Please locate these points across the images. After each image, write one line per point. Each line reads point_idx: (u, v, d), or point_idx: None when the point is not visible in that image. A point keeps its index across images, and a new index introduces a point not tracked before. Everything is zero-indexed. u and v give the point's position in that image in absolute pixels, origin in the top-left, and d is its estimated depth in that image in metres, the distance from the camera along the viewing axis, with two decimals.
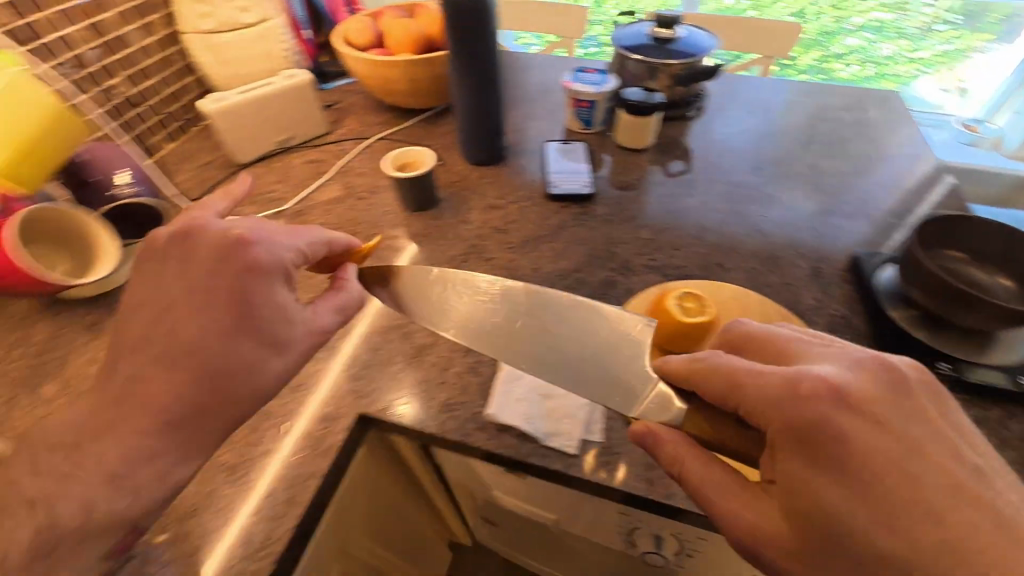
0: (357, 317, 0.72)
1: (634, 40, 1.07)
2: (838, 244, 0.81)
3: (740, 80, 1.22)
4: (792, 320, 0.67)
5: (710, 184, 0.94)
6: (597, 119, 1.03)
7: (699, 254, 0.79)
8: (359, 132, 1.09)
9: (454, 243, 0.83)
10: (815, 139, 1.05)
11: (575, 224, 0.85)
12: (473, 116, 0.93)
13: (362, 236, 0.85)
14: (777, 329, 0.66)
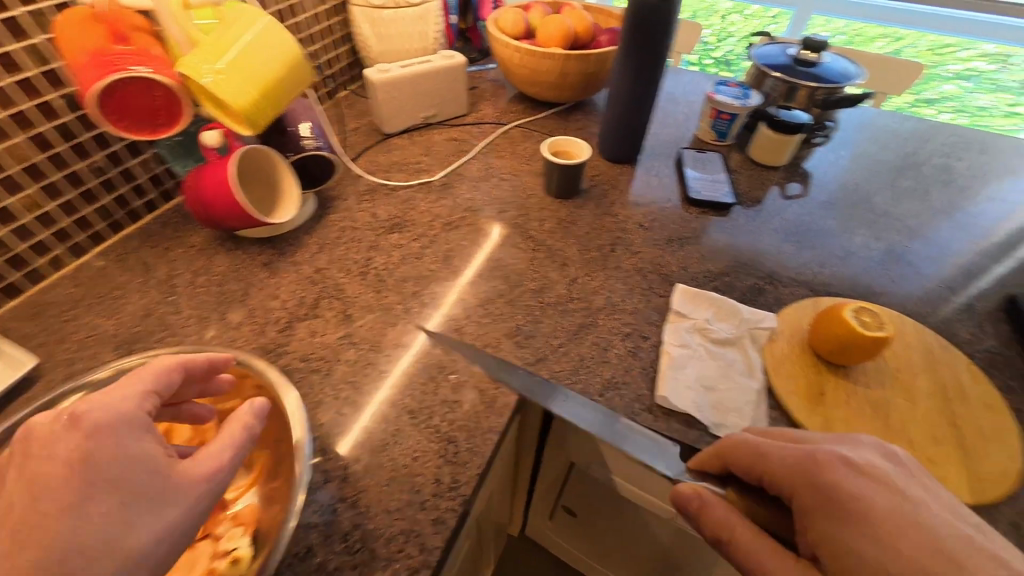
0: (516, 289, 0.75)
1: (775, 60, 1.09)
2: (987, 283, 0.81)
3: (867, 112, 1.23)
4: (953, 350, 0.67)
5: (848, 209, 0.94)
6: (732, 132, 1.05)
7: (845, 274, 0.80)
8: (494, 117, 1.13)
9: (599, 232, 0.86)
10: (950, 179, 1.04)
11: (717, 229, 0.87)
12: (622, 113, 0.95)
13: (509, 215, 0.88)
14: (939, 356, 0.66)
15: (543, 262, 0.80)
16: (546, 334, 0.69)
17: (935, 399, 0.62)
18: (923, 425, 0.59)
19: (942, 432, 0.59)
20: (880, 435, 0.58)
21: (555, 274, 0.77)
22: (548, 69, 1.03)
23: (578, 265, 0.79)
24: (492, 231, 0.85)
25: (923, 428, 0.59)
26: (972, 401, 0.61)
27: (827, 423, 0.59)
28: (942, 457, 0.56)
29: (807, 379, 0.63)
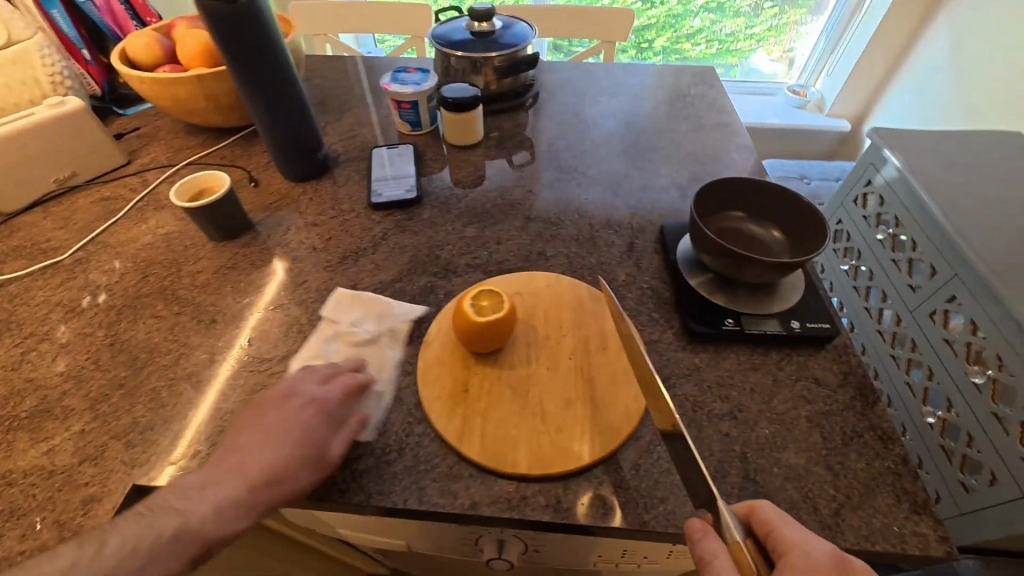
0: (142, 373, 0.63)
1: (453, 36, 1.04)
2: (652, 218, 0.85)
3: (575, 68, 1.29)
4: (600, 300, 0.68)
5: (537, 171, 0.96)
6: (424, 119, 1.01)
7: (521, 245, 0.79)
8: (165, 161, 0.98)
9: (266, 269, 0.77)
10: (639, 119, 1.12)
11: (398, 231, 0.82)
12: (276, 131, 0.85)
13: (157, 278, 0.75)
14: (586, 310, 0.67)
15: (188, 326, 0.69)
16: (168, 419, 0.58)
17: (576, 357, 0.62)
18: (559, 390, 0.59)
19: (576, 391, 0.59)
20: (515, 418, 0.56)
21: (197, 338, 0.67)
22: (194, 95, 0.89)
23: (229, 318, 0.69)
24: (129, 305, 0.72)
25: (558, 393, 0.58)
26: (606, 350, 0.62)
27: (464, 423, 0.56)
28: (571, 420, 0.56)
29: (452, 378, 0.60)
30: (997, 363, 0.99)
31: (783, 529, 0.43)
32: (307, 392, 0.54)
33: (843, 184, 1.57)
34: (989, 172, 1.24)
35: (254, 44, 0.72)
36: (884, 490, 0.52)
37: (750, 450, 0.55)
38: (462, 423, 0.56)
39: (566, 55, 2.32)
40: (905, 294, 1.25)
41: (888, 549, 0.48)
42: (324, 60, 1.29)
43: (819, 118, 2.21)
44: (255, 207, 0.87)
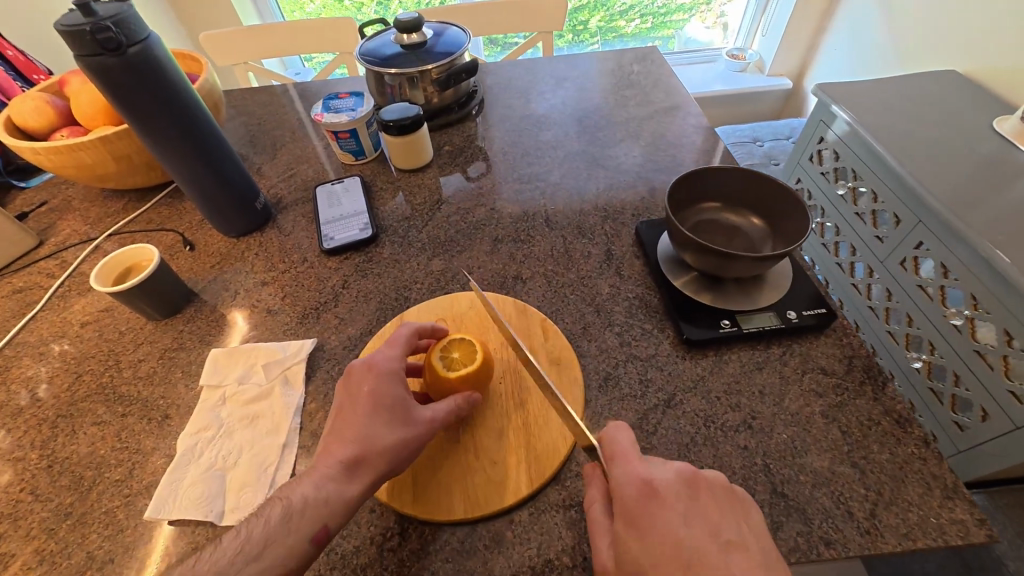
0: (88, 495, 0.55)
1: (383, 52, 0.97)
2: (625, 218, 0.81)
3: (517, 66, 1.24)
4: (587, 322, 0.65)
5: (498, 185, 0.91)
6: (366, 146, 0.94)
7: (495, 271, 0.74)
8: (83, 235, 0.87)
9: (218, 344, 0.69)
10: (590, 112, 1.08)
11: (359, 276, 0.75)
12: (202, 186, 0.76)
13: (92, 376, 0.66)
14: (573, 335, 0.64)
15: (137, 427, 0.60)
16: (128, 547, 0.50)
17: (507, 379, 0.59)
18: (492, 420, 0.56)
19: (509, 418, 0.56)
20: (447, 457, 0.53)
21: (149, 440, 0.59)
22: (101, 157, 0.79)
23: (183, 409, 0.61)
24: (63, 413, 0.62)
25: (492, 425, 0.55)
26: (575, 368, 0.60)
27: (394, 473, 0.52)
28: (505, 452, 0.53)
29: (444, 438, 0.55)
30: (971, 303, 0.96)
31: (618, 469, 0.43)
32: (393, 356, 0.52)
33: (797, 144, 1.55)
34: (932, 113, 1.22)
35: (155, 95, 0.64)
36: (913, 479, 0.49)
37: (772, 461, 0.52)
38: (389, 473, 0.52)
39: (503, 48, 2.25)
40: (872, 245, 1.24)
41: (930, 545, 0.46)
42: (247, 94, 1.19)
43: (761, 80, 2.23)
44: (197, 272, 0.79)
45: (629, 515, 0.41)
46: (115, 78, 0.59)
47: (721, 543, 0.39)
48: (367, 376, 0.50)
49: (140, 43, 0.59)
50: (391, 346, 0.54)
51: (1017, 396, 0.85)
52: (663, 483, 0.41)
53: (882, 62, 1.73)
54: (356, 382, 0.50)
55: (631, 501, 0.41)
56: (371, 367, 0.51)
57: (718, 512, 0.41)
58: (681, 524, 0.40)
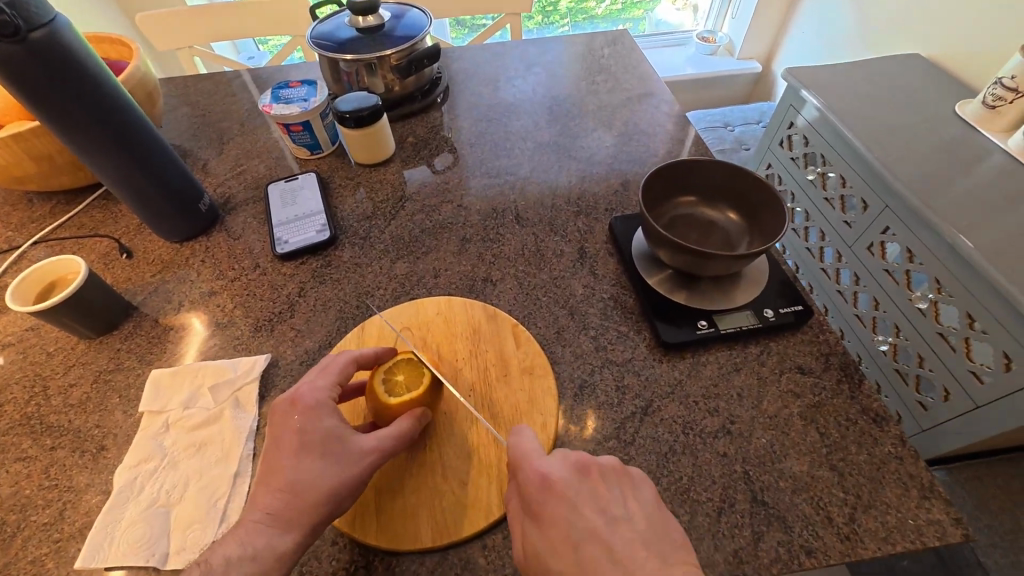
0: (11, 543, 0.49)
1: (336, 36, 0.89)
2: (599, 212, 0.78)
3: (481, 51, 1.18)
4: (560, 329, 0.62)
5: (466, 179, 0.86)
6: (322, 139, 0.88)
7: (463, 274, 0.70)
8: (3, 243, 0.79)
9: (159, 363, 0.63)
10: (559, 99, 1.04)
11: (317, 282, 0.70)
12: (134, 186, 0.68)
13: (15, 405, 0.59)
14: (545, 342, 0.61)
15: (68, 462, 0.54)
16: None
17: (476, 392, 0.56)
18: (467, 440, 0.52)
19: (481, 433, 0.53)
20: (413, 481, 0.50)
21: (83, 476, 0.53)
22: (15, 157, 0.70)
23: (121, 439, 0.56)
24: None
25: (462, 444, 0.52)
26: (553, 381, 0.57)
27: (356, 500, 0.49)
28: (474, 472, 0.50)
29: (411, 461, 0.51)
30: (935, 286, 0.96)
31: (518, 471, 0.43)
32: (321, 386, 0.48)
33: (766, 129, 1.53)
34: (897, 99, 1.22)
35: (69, 86, 0.56)
36: (891, 480, 0.49)
37: (752, 467, 0.50)
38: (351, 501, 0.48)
39: (470, 30, 2.16)
40: (842, 230, 1.23)
41: (909, 547, 0.45)
42: (190, 82, 1.10)
43: (731, 63, 2.22)
44: (135, 283, 0.72)
45: (530, 509, 0.42)
46: (17, 67, 0.52)
47: (607, 521, 0.41)
48: (292, 413, 0.47)
49: (45, 27, 0.52)
50: (321, 375, 0.49)
51: (978, 375, 0.86)
52: (557, 476, 0.42)
53: (851, 46, 1.73)
54: (282, 420, 0.47)
55: (531, 496, 0.42)
56: (295, 401, 0.47)
57: (608, 493, 0.42)
58: (570, 509, 0.41)
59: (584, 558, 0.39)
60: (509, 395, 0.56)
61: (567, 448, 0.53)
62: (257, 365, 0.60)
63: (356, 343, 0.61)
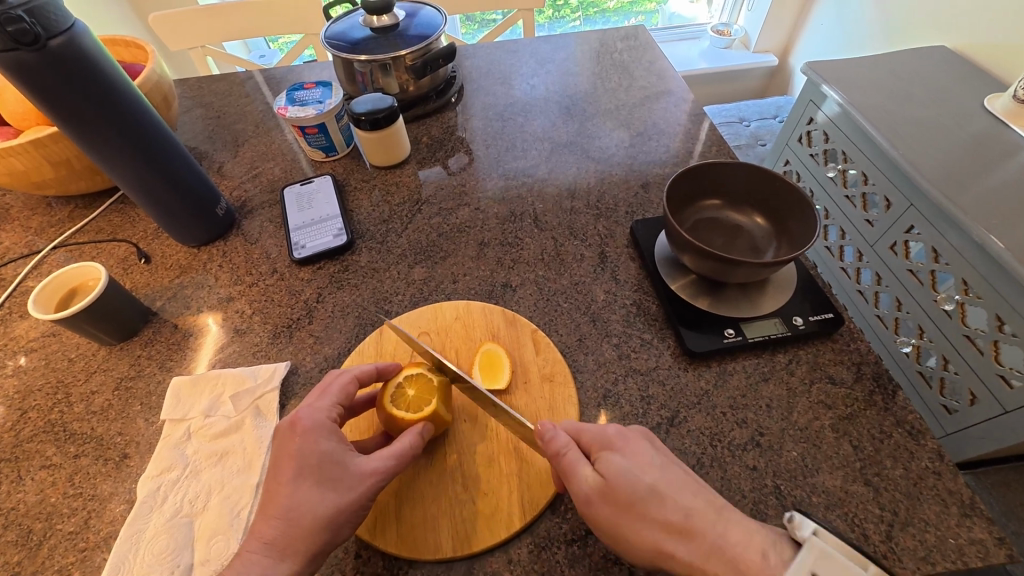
0: (37, 551, 0.49)
1: (351, 36, 0.88)
2: (619, 215, 0.77)
3: (495, 48, 1.16)
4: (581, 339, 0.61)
5: (481, 182, 0.85)
6: (337, 141, 0.87)
7: (481, 279, 0.69)
8: (26, 246, 0.79)
9: (179, 370, 0.63)
10: (575, 98, 1.02)
11: (334, 287, 0.70)
12: (153, 191, 0.68)
13: (38, 412, 0.60)
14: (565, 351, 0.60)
15: (91, 470, 0.54)
16: None
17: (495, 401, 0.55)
18: (486, 449, 0.52)
19: (500, 441, 0.52)
20: (433, 489, 0.49)
21: (106, 484, 0.53)
22: (34, 163, 0.71)
23: (143, 448, 0.56)
24: (6, 457, 0.56)
25: (482, 450, 0.52)
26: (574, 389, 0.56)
27: (376, 510, 0.48)
28: (495, 480, 0.49)
29: (432, 474, 0.50)
30: (961, 287, 0.93)
31: (586, 429, 0.46)
32: (320, 407, 0.47)
33: (785, 125, 1.49)
34: (923, 93, 1.18)
35: (89, 93, 0.56)
36: (929, 496, 0.47)
37: (783, 482, 0.49)
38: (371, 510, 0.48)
39: (480, 25, 2.13)
40: (863, 229, 1.20)
41: (950, 568, 0.43)
42: (204, 85, 1.10)
43: (746, 57, 2.17)
44: (153, 289, 0.72)
45: (608, 449, 0.44)
46: (33, 74, 0.51)
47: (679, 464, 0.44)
48: (291, 436, 0.45)
49: (63, 34, 0.51)
50: (320, 398, 0.48)
51: (1007, 379, 0.84)
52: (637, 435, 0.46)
53: (871, 37, 1.68)
54: (281, 447, 0.45)
55: (608, 438, 0.45)
56: (295, 425, 0.46)
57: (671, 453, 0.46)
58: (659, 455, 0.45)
59: (673, 483, 0.42)
60: (530, 404, 0.55)
61: None
62: (279, 372, 0.60)
63: (375, 349, 0.60)
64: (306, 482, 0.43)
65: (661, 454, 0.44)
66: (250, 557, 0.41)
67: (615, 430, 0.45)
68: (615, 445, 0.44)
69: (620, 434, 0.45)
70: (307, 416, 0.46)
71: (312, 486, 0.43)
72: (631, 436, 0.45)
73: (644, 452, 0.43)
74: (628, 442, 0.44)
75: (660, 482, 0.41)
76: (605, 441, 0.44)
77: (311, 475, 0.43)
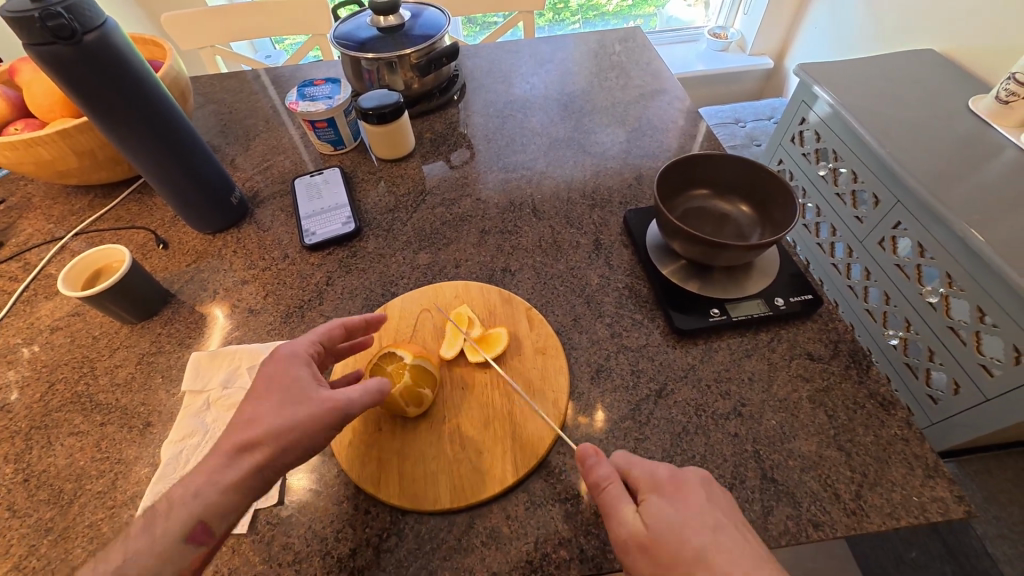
0: (69, 509, 0.53)
1: (358, 35, 0.92)
2: (613, 206, 0.81)
3: (497, 48, 1.20)
4: (574, 321, 0.65)
5: (482, 175, 0.89)
6: (345, 135, 0.91)
7: (483, 264, 0.73)
8: (47, 234, 0.83)
9: (196, 347, 0.66)
10: (572, 97, 1.06)
11: (343, 271, 0.74)
12: (170, 180, 0.72)
13: (65, 385, 0.63)
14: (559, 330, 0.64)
15: (117, 437, 0.58)
16: None
17: (490, 371, 0.59)
18: (477, 411, 0.55)
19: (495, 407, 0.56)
20: (432, 447, 0.53)
21: (131, 449, 0.57)
22: (60, 152, 0.74)
23: (165, 416, 0.59)
24: (37, 426, 0.60)
25: (474, 413, 0.55)
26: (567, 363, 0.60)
27: (379, 467, 0.52)
28: (490, 441, 0.53)
29: (430, 435, 0.54)
30: (946, 281, 0.96)
31: (635, 469, 0.46)
32: (302, 342, 0.51)
33: (777, 126, 1.53)
34: (912, 93, 1.22)
35: (118, 87, 0.60)
36: (897, 460, 0.51)
37: (762, 447, 0.53)
38: (374, 467, 0.51)
39: (481, 28, 2.18)
40: (853, 225, 1.24)
41: (913, 522, 0.47)
42: (216, 82, 1.14)
43: (742, 59, 2.22)
44: (171, 272, 0.76)
45: (657, 491, 0.44)
46: (69, 68, 0.55)
47: (730, 519, 0.43)
48: (270, 363, 0.49)
49: (96, 30, 0.55)
50: (308, 334, 0.52)
51: (987, 368, 0.86)
52: (682, 473, 0.46)
53: (862, 41, 1.73)
54: (261, 369, 0.49)
55: (659, 483, 0.45)
56: (275, 352, 0.50)
57: (729, 504, 0.44)
58: (704, 502, 0.43)
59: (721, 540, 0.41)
60: (523, 372, 0.58)
61: (582, 428, 0.56)
62: None
63: (379, 324, 0.64)
64: (322, 442, 0.46)
65: (714, 502, 0.44)
66: (252, 509, 0.44)
67: (669, 474, 0.46)
68: (662, 489, 0.44)
69: (675, 479, 0.45)
70: (288, 347, 0.50)
71: (321, 441, 0.46)
72: (687, 479, 0.45)
73: (700, 505, 0.43)
74: (680, 485, 0.44)
75: (709, 542, 0.40)
76: (658, 484, 0.45)
77: (331, 435, 0.47)
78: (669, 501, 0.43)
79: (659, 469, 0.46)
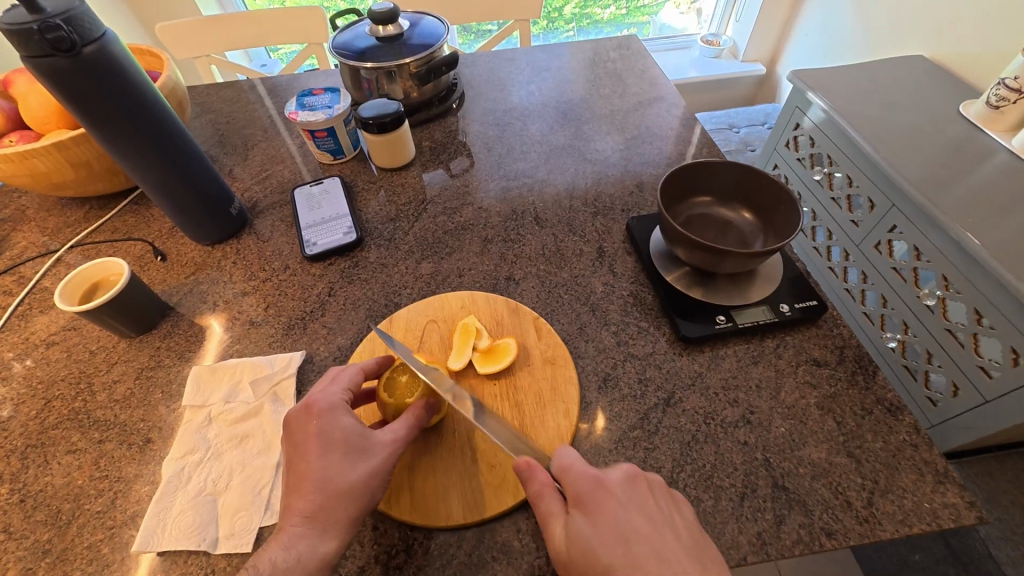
0: (67, 530, 0.51)
1: (357, 45, 0.92)
2: (615, 213, 0.81)
3: (495, 56, 1.21)
4: (579, 330, 0.65)
5: (483, 184, 0.89)
6: (345, 145, 0.91)
7: (486, 272, 0.73)
8: (42, 246, 0.82)
9: (197, 361, 0.65)
10: (570, 105, 1.06)
11: (345, 282, 0.73)
12: (170, 191, 0.71)
13: (62, 401, 0.62)
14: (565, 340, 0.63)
15: (116, 455, 0.57)
16: None
17: (499, 382, 0.58)
18: None
19: (504, 418, 0.55)
20: (441, 460, 0.52)
21: (131, 467, 0.56)
22: (56, 164, 0.73)
23: (166, 432, 0.58)
24: (32, 444, 0.58)
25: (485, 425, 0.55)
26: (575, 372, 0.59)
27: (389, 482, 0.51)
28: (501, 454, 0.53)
29: (441, 449, 0.53)
30: (942, 283, 0.96)
31: (568, 476, 0.45)
32: (334, 391, 0.50)
33: (772, 131, 1.54)
34: (903, 99, 1.24)
35: (117, 97, 0.59)
36: (907, 466, 0.51)
37: (772, 455, 0.53)
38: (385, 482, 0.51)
39: (476, 36, 2.20)
40: (849, 230, 1.25)
41: (925, 529, 0.47)
42: (212, 92, 1.13)
43: (734, 65, 2.25)
44: (169, 284, 0.75)
45: (582, 505, 0.43)
46: (67, 79, 0.54)
47: (656, 526, 0.42)
48: (308, 418, 0.48)
49: (95, 41, 0.54)
50: (333, 382, 0.51)
51: (986, 370, 0.87)
52: (611, 481, 0.45)
53: (853, 48, 1.76)
54: (299, 425, 0.48)
55: (586, 492, 0.44)
56: (310, 407, 0.49)
57: (657, 507, 0.44)
58: (624, 513, 0.43)
59: (635, 555, 0.40)
60: (532, 383, 0.58)
61: (591, 438, 0.55)
62: (296, 359, 0.63)
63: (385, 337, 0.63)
64: (329, 457, 0.46)
65: (638, 511, 0.43)
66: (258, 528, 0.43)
67: (597, 483, 0.44)
68: (588, 502, 0.43)
69: (603, 488, 0.44)
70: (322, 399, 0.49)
71: (328, 458, 0.46)
72: (617, 489, 0.44)
73: (621, 518, 0.42)
74: (604, 497, 0.43)
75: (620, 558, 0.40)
76: (584, 494, 0.44)
77: (347, 450, 0.47)
78: (590, 514, 0.42)
79: (587, 476, 0.45)
